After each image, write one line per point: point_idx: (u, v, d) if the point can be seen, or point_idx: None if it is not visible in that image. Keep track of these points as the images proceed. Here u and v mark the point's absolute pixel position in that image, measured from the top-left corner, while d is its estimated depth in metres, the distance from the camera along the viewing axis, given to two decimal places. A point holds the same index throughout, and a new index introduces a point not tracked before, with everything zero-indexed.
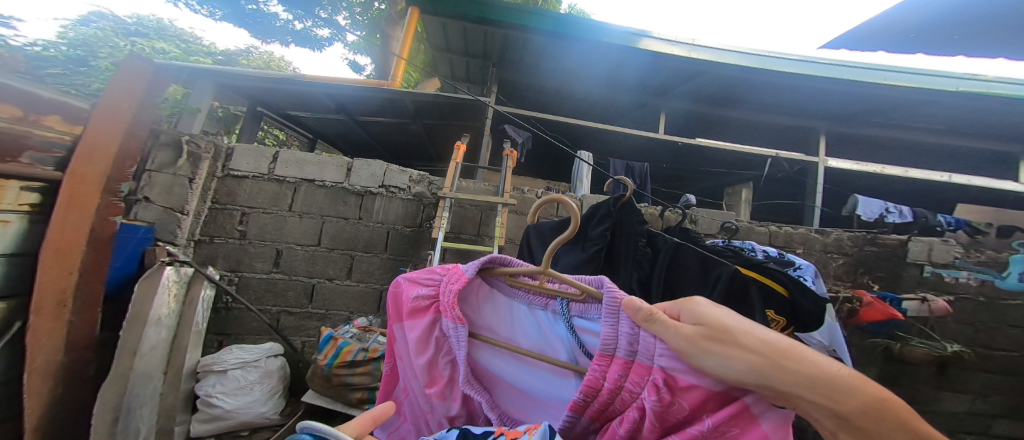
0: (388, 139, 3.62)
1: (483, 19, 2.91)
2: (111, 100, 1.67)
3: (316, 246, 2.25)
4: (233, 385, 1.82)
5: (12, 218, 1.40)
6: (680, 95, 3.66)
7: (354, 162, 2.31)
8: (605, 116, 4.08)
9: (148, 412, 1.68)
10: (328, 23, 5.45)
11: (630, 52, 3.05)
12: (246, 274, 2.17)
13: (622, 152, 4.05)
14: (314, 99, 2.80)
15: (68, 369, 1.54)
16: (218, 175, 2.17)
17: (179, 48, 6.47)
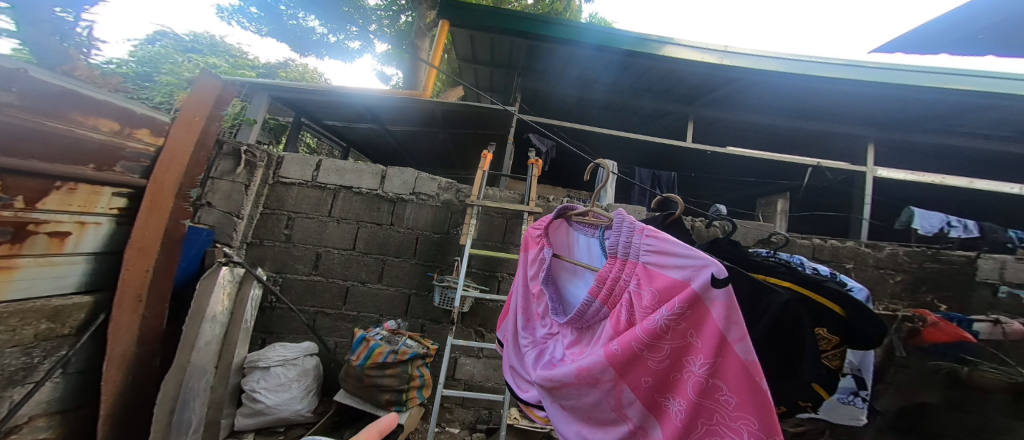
0: (415, 147, 3.73)
1: (512, 31, 2.95)
2: (185, 113, 1.82)
3: (351, 250, 2.35)
4: (275, 382, 1.92)
5: (104, 221, 1.56)
6: (709, 104, 3.59)
7: (388, 170, 2.42)
8: (634, 124, 4.01)
9: (199, 403, 1.78)
10: (359, 36, 5.57)
11: (657, 60, 3.03)
12: (289, 275, 2.30)
13: (648, 160, 4.00)
14: (351, 110, 2.95)
15: (137, 360, 1.67)
16: (270, 182, 2.34)
17: (229, 63, 7.00)
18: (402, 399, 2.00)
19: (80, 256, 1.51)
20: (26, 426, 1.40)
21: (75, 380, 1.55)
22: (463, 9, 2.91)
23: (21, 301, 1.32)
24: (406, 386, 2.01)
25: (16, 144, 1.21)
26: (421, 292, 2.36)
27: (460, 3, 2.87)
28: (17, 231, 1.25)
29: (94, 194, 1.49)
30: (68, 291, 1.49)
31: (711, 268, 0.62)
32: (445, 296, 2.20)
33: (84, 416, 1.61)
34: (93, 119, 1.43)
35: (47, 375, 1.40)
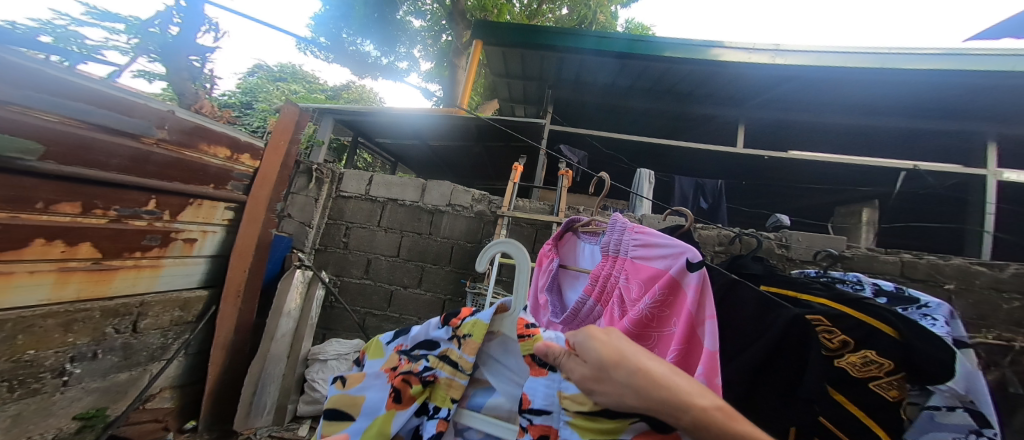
0: (454, 160, 3.93)
1: (546, 46, 3.00)
2: (274, 138, 2.12)
3: (395, 256, 2.57)
4: (331, 374, 2.08)
5: (218, 229, 1.89)
6: (765, 104, 3.30)
7: (428, 183, 2.61)
8: (678, 129, 3.82)
9: (273, 388, 2.00)
10: (406, 56, 6.08)
11: (700, 63, 2.89)
12: (346, 278, 2.56)
13: (694, 167, 3.76)
14: (397, 129, 3.25)
15: (234, 345, 1.98)
16: (333, 196, 2.64)
17: (306, 89, 8.02)
18: None
19: (201, 258, 1.84)
20: (157, 396, 1.76)
21: (191, 359, 1.90)
22: (495, 28, 3.00)
23: (166, 292, 1.70)
24: None
25: (162, 170, 1.52)
26: (455, 298, 2.49)
27: (491, 22, 2.97)
28: (163, 238, 1.61)
29: (211, 208, 1.81)
30: (194, 285, 1.85)
31: (686, 253, 0.65)
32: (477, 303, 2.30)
33: (193, 392, 1.93)
34: (213, 148, 1.74)
35: (174, 354, 1.75)
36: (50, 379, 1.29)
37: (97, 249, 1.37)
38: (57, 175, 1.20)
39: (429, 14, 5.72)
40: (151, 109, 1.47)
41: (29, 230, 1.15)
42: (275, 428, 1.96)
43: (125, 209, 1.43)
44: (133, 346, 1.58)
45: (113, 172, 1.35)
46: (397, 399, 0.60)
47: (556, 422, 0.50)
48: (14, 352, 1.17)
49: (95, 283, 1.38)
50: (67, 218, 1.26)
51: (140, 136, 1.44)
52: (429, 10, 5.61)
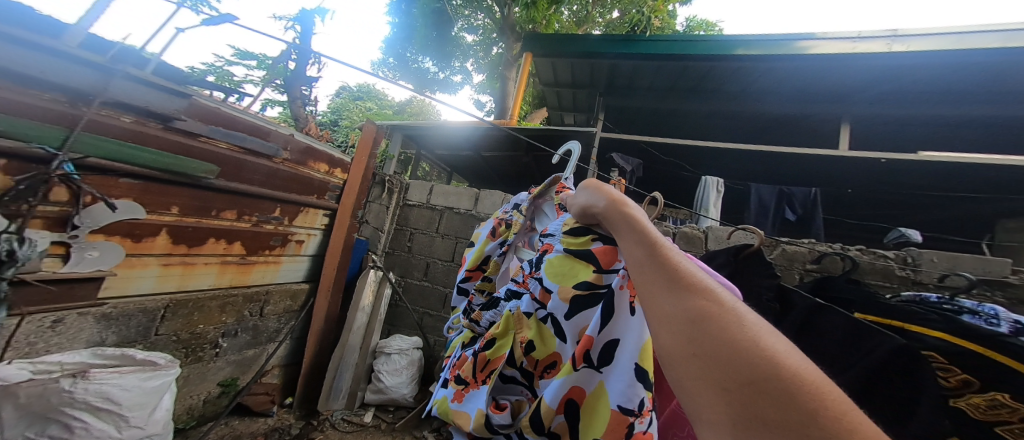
0: (504, 169, 4.02)
1: (602, 54, 2.92)
2: (358, 154, 2.28)
3: (451, 262, 2.46)
4: (393, 366, 2.13)
5: (315, 232, 2.09)
6: (875, 97, 2.75)
7: (481, 192, 2.50)
8: (754, 132, 3.46)
9: (347, 375, 2.08)
10: (461, 70, 6.32)
11: (783, 60, 2.58)
12: (409, 279, 2.53)
13: (781, 173, 3.26)
14: (453, 141, 3.36)
15: (323, 335, 2.12)
16: (401, 205, 2.64)
17: (377, 107, 8.83)
18: None
19: (304, 257, 2.05)
20: (270, 372, 1.96)
21: (292, 344, 2.08)
22: (545, 39, 2.99)
23: (281, 284, 1.94)
24: None
25: (286, 184, 1.81)
26: None
27: (544, 34, 2.97)
28: (282, 239, 1.86)
29: (314, 215, 2.03)
30: (299, 280, 2.06)
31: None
32: None
33: (293, 372, 2.11)
34: (315, 162, 1.97)
35: (284, 338, 1.94)
36: (208, 348, 1.59)
37: (245, 247, 1.68)
38: (225, 189, 1.50)
39: (482, 28, 5.61)
40: (280, 134, 1.75)
41: (202, 232, 1.46)
42: (345, 412, 2.02)
43: (262, 215, 1.73)
44: (260, 329, 1.83)
45: (254, 186, 1.63)
46: (493, 234, 0.83)
47: (557, 240, 0.62)
48: (191, 325, 1.49)
49: (240, 274, 1.69)
50: (223, 223, 1.55)
51: (272, 156, 1.71)
52: (481, 24, 5.56)
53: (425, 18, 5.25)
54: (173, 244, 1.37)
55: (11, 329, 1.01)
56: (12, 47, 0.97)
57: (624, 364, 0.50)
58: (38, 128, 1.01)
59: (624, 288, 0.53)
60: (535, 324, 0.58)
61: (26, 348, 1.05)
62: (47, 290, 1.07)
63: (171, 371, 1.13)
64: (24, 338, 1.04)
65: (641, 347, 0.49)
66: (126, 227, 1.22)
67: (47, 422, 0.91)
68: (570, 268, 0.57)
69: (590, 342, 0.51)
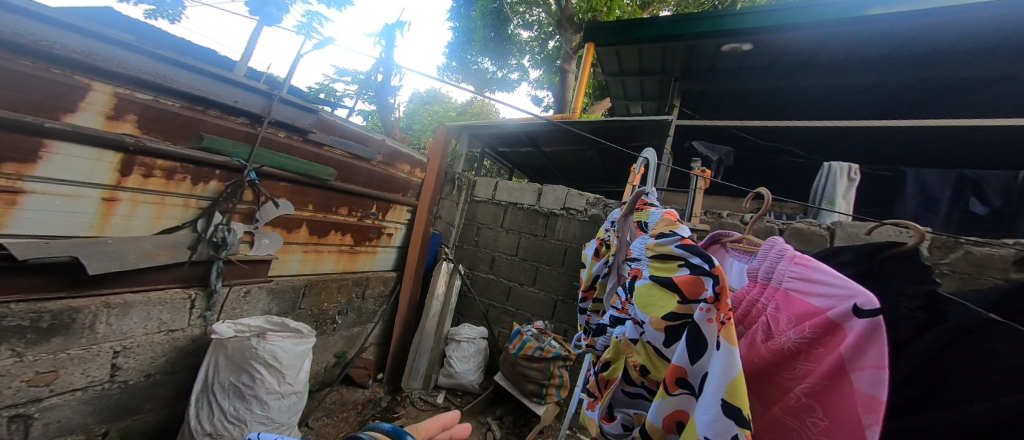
0: (566, 164, 4.01)
1: (679, 36, 2.74)
2: (432, 155, 2.51)
3: (514, 255, 2.45)
4: (462, 353, 2.22)
5: (400, 226, 2.42)
6: None
7: (544, 186, 2.42)
8: (872, 106, 2.92)
9: (425, 358, 2.26)
10: (518, 68, 6.37)
11: (934, 20, 2.08)
12: (476, 271, 2.58)
13: (919, 157, 2.61)
14: (517, 138, 3.39)
15: (407, 319, 2.37)
16: (468, 201, 2.69)
17: (449, 111, 9.39)
18: (543, 392, 1.92)
19: (393, 248, 2.40)
20: (368, 349, 2.28)
21: (383, 326, 2.39)
22: (611, 27, 2.93)
23: (377, 272, 2.32)
24: (548, 382, 1.90)
25: (380, 184, 2.17)
26: (568, 300, 2.22)
27: (607, 23, 2.91)
28: (376, 232, 2.23)
29: (399, 211, 2.37)
30: (388, 269, 2.41)
31: (852, 296, 0.41)
32: None
33: (383, 350, 2.40)
34: (400, 163, 2.31)
35: (378, 320, 2.30)
36: (329, 323, 2.01)
37: (351, 238, 2.07)
38: (342, 190, 1.92)
39: (538, 23, 5.63)
40: (373, 140, 2.11)
41: (326, 226, 1.90)
42: (422, 392, 2.19)
43: (364, 211, 2.10)
44: (363, 310, 2.22)
45: (359, 186, 2.02)
46: (597, 255, 0.87)
47: (643, 265, 0.59)
48: (320, 302, 1.94)
49: (347, 261, 2.08)
50: (339, 218, 1.96)
51: (370, 160, 2.07)
52: (536, 20, 5.58)
53: (484, 19, 5.38)
54: (310, 235, 1.83)
55: (224, 296, 1.50)
56: (220, 84, 1.40)
57: (708, 398, 0.41)
58: (236, 146, 1.44)
59: (714, 321, 0.44)
60: (643, 349, 0.53)
61: (232, 311, 1.55)
62: (241, 267, 1.53)
63: (310, 339, 1.52)
64: (231, 304, 1.54)
65: (731, 381, 0.40)
66: (282, 220, 1.67)
67: (241, 372, 1.33)
68: (658, 297, 0.52)
69: (682, 371, 0.45)
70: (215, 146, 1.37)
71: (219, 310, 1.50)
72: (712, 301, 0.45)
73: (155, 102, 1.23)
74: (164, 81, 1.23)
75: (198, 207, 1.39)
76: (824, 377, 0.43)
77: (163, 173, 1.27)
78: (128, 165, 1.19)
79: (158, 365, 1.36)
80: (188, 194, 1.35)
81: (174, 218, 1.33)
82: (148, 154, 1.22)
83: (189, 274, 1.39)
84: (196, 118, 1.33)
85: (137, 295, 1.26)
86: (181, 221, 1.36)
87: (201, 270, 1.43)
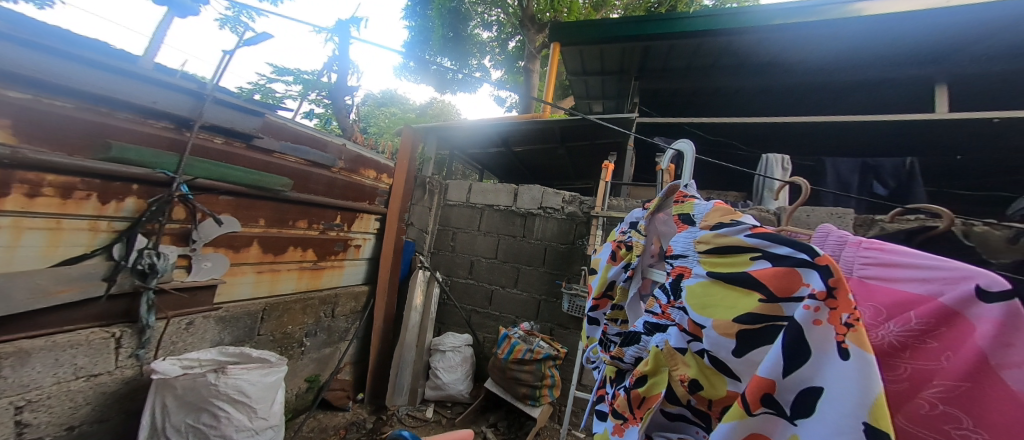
0: (533, 163, 4.02)
1: (634, 37, 2.84)
2: (400, 157, 2.38)
3: (494, 258, 2.39)
4: (449, 363, 2.12)
5: (368, 237, 2.26)
6: (947, 56, 2.46)
7: (520, 186, 2.38)
8: (804, 102, 3.21)
9: (408, 372, 2.13)
10: (479, 68, 6.28)
11: (842, 26, 2.38)
12: (454, 277, 2.47)
13: (845, 148, 2.91)
14: (486, 139, 3.32)
15: (384, 334, 2.22)
16: (441, 206, 2.59)
17: (404, 114, 9.05)
18: (537, 395, 1.87)
19: (362, 260, 2.24)
20: (343, 369, 2.11)
21: (358, 344, 2.21)
22: (571, 28, 2.96)
23: (346, 287, 2.14)
24: (540, 383, 1.87)
25: (343, 192, 2.00)
26: (552, 299, 2.20)
27: (568, 23, 2.94)
28: (342, 245, 2.06)
29: (367, 220, 2.21)
30: (358, 283, 2.24)
31: (965, 278, 0.39)
32: (575, 305, 1.95)
33: (361, 369, 2.23)
34: (363, 168, 2.15)
35: (353, 337, 2.12)
36: (296, 347, 1.82)
37: (314, 253, 1.90)
38: (299, 200, 1.74)
39: (498, 24, 5.80)
40: (333, 144, 1.94)
41: (283, 241, 1.71)
42: (409, 408, 2.07)
43: (326, 223, 1.94)
44: (335, 329, 2.04)
45: (318, 195, 1.85)
46: (613, 258, 0.82)
47: (693, 262, 0.55)
48: (282, 325, 1.74)
49: (311, 278, 1.90)
50: (297, 231, 1.78)
51: (329, 166, 1.91)
52: (495, 20, 5.76)
53: (441, 19, 5.27)
54: (262, 253, 1.63)
55: (160, 330, 1.29)
56: (131, 81, 1.18)
57: (831, 418, 0.36)
58: (158, 156, 1.23)
59: (825, 321, 0.38)
60: (693, 360, 0.49)
61: (171, 346, 1.32)
62: (179, 297, 1.33)
63: (282, 368, 1.35)
64: (170, 338, 1.32)
65: (875, 400, 0.34)
66: (227, 239, 1.47)
67: (199, 411, 1.15)
68: (724, 295, 0.48)
69: (770, 386, 0.39)
70: (129, 156, 1.16)
71: (155, 347, 1.28)
72: (822, 297, 0.39)
73: (37, 103, 1.00)
74: (50, 77, 1.01)
75: (112, 230, 1.17)
76: (961, 377, 0.38)
77: (55, 191, 1.05)
78: (5, 183, 0.96)
79: (81, 416, 1.13)
80: (96, 215, 1.13)
81: (78, 245, 1.11)
82: (34, 169, 1.00)
83: (107, 310, 1.18)
84: (102, 123, 1.13)
85: (38, 341, 1.03)
86: (89, 248, 1.13)
87: (123, 304, 1.21)
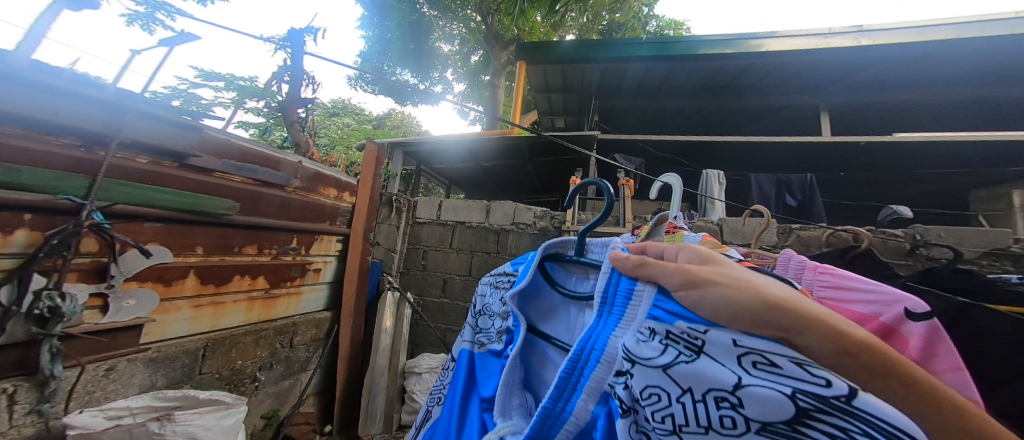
0: (500, 177, 4.04)
1: (594, 59, 2.99)
2: (364, 174, 2.28)
3: (468, 276, 2.36)
4: (426, 385, 2.03)
5: (330, 259, 2.13)
6: (854, 86, 2.86)
7: (492, 202, 2.39)
8: (746, 123, 3.54)
9: (381, 398, 2.01)
10: (440, 80, 6.20)
11: (766, 58, 2.69)
12: (427, 297, 2.41)
13: (780, 165, 3.23)
14: (453, 155, 3.31)
15: (350, 360, 2.09)
16: (411, 224, 2.52)
17: (361, 125, 8.73)
18: None
19: (323, 284, 2.10)
20: (305, 402, 1.94)
21: (321, 373, 2.06)
22: (535, 48, 3.07)
23: (306, 314, 1.99)
24: None
25: (300, 212, 1.87)
26: None
27: (531, 43, 3.04)
28: (301, 270, 1.93)
29: (328, 242, 2.09)
30: (320, 308, 2.09)
31: (901, 302, 0.60)
32: None
33: (327, 398, 2.09)
34: (324, 186, 2.03)
35: (315, 367, 1.97)
36: (249, 382, 1.65)
37: (267, 281, 1.75)
38: (249, 224, 1.60)
39: (460, 37, 5.65)
40: (287, 162, 1.81)
41: (228, 270, 1.54)
42: (384, 436, 1.95)
43: (281, 247, 1.80)
44: (294, 359, 1.88)
45: (270, 218, 1.71)
46: None
47: None
48: (230, 361, 1.57)
49: (266, 308, 1.75)
50: (246, 258, 1.63)
51: (284, 186, 1.79)
52: (459, 33, 5.50)
53: (401, 30, 5.26)
54: (201, 284, 1.45)
55: (71, 380, 1.10)
56: (17, 89, 0.98)
57: None
58: (61, 178, 1.05)
59: None
60: None
61: (86, 396, 1.13)
62: (94, 340, 1.14)
63: (243, 408, 1.23)
64: (85, 387, 1.13)
65: None
66: (156, 271, 1.29)
67: None
68: None
69: None
70: (21, 180, 0.98)
71: (64, 398, 1.09)
72: None
73: None
74: None
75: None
76: None
77: None
78: None
79: None
80: None
81: None
82: None
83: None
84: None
85: None
86: None
87: (15, 354, 1.00)
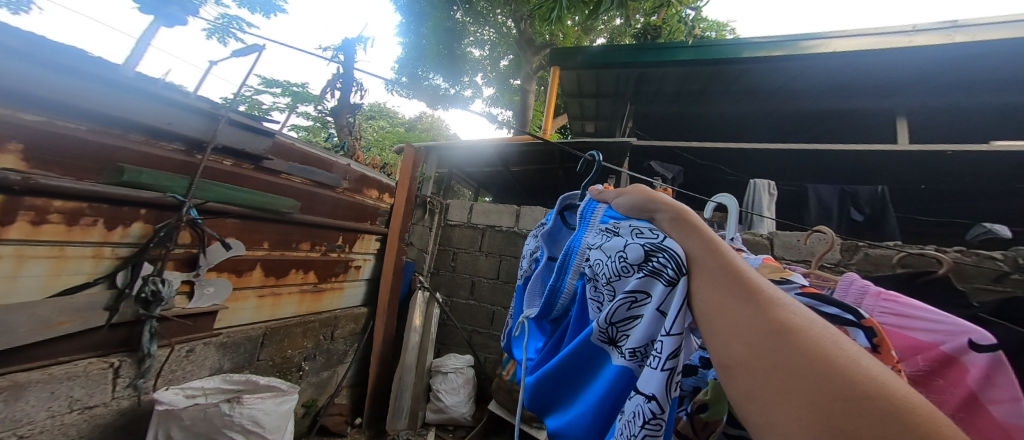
0: (529, 182, 4.05)
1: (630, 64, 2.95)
2: (403, 177, 2.37)
3: (496, 279, 2.39)
4: (450, 385, 2.09)
5: (368, 257, 2.23)
6: (915, 90, 2.65)
7: (523, 208, 2.41)
8: (790, 130, 3.35)
9: (409, 394, 2.07)
10: (471, 84, 6.27)
11: (818, 60, 2.55)
12: (456, 298, 2.46)
13: (828, 175, 3.05)
14: (484, 159, 3.36)
15: (382, 355, 2.17)
16: (442, 225, 2.58)
17: (393, 128, 8.99)
18: None
19: (361, 281, 2.20)
20: (340, 393, 2.04)
21: (356, 366, 2.15)
22: (571, 53, 3.07)
23: (345, 309, 2.09)
24: None
25: (346, 212, 1.98)
26: None
27: (566, 49, 3.05)
28: (344, 267, 2.04)
29: (368, 241, 2.19)
30: (357, 304, 2.19)
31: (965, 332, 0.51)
32: None
33: (360, 392, 2.18)
34: (367, 187, 2.14)
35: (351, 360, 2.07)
36: (295, 371, 1.76)
37: (315, 276, 1.86)
38: (306, 223, 1.71)
39: (491, 42, 5.75)
40: (338, 165, 1.92)
41: (285, 264, 1.66)
42: (410, 432, 1.99)
43: (329, 244, 1.91)
44: (334, 351, 1.99)
45: (322, 216, 1.82)
46: None
47: None
48: (282, 350, 1.68)
49: (312, 302, 1.86)
50: (299, 254, 1.73)
51: (335, 186, 1.89)
52: (489, 39, 5.73)
53: (436, 35, 5.50)
54: (265, 276, 1.57)
55: (161, 359, 1.22)
56: (140, 99, 1.12)
57: None
58: (171, 179, 1.18)
59: None
60: None
61: (170, 375, 1.24)
62: (181, 323, 1.27)
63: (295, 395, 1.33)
64: (170, 367, 1.24)
65: None
66: (231, 263, 1.41)
67: None
68: None
69: None
70: (142, 180, 1.11)
71: (154, 376, 1.21)
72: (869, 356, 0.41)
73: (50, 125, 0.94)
74: (57, 95, 0.95)
75: (117, 256, 1.10)
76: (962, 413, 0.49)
77: (62, 218, 0.98)
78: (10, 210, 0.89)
79: None
80: (101, 241, 1.06)
81: (81, 273, 1.03)
82: (43, 194, 0.94)
83: (107, 339, 1.10)
84: (111, 145, 1.06)
85: (33, 374, 0.95)
86: (92, 276, 1.05)
87: (122, 333, 1.13)
